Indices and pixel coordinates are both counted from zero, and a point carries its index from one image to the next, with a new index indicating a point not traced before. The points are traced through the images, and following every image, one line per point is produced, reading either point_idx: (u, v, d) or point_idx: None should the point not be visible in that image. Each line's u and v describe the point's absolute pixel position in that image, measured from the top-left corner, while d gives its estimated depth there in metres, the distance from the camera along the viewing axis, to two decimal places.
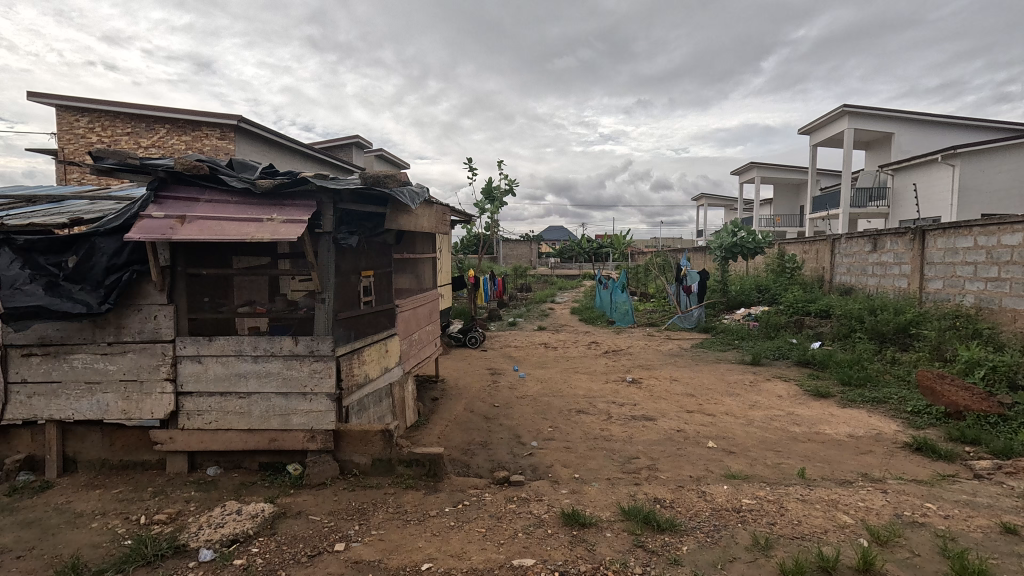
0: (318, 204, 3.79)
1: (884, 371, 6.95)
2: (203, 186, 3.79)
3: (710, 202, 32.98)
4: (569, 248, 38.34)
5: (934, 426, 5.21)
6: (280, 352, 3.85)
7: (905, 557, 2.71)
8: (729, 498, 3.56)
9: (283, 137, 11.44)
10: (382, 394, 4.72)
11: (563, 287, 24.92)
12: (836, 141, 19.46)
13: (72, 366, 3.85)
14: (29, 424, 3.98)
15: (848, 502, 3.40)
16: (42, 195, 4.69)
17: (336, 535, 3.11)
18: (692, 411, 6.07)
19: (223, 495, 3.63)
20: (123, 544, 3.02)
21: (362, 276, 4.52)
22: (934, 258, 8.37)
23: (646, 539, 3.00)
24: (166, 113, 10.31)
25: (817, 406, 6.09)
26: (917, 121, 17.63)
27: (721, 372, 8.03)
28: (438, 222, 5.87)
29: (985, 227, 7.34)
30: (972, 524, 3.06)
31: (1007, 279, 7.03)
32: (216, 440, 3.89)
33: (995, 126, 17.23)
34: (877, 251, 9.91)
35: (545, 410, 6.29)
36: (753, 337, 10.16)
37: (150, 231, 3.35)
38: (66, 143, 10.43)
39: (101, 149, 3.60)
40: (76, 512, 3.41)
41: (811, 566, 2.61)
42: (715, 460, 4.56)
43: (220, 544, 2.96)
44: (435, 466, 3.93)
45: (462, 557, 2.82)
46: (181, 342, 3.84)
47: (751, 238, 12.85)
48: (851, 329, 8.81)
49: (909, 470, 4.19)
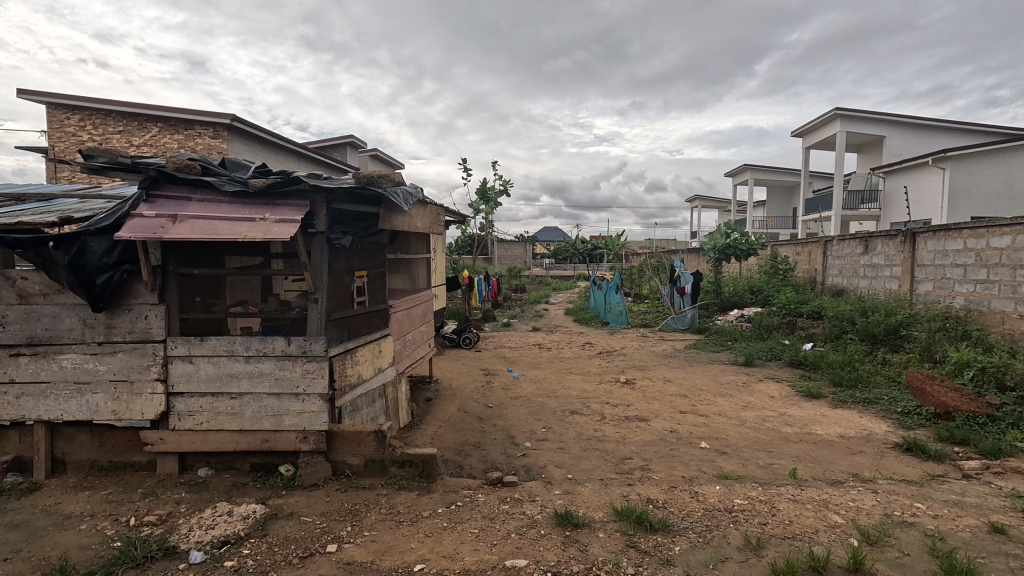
0: (311, 204, 3.76)
1: (875, 372, 7.03)
2: (194, 186, 3.76)
3: (704, 204, 33.17)
4: (564, 249, 38.48)
5: (924, 426, 5.26)
6: (272, 352, 3.83)
7: (895, 556, 2.73)
8: (721, 498, 3.58)
9: (277, 136, 11.39)
10: (375, 394, 4.71)
11: (559, 287, 24.96)
12: (829, 144, 19.62)
13: (61, 367, 3.81)
14: (17, 425, 3.94)
15: (839, 502, 3.43)
16: (31, 193, 4.63)
17: (328, 536, 3.09)
18: (685, 411, 6.12)
19: (214, 496, 3.60)
20: (113, 545, 2.99)
21: (356, 276, 4.51)
22: (925, 260, 8.45)
23: (639, 539, 3.01)
24: (158, 112, 10.23)
25: (809, 406, 6.15)
26: (908, 124, 17.82)
27: (714, 372, 8.07)
28: (432, 222, 5.87)
29: (974, 229, 7.42)
30: (960, 524, 3.09)
31: (996, 280, 7.11)
32: (207, 440, 3.86)
33: (984, 129, 17.43)
34: (869, 252, 10.01)
35: (539, 410, 6.31)
36: (746, 338, 10.23)
37: (141, 230, 3.32)
38: (56, 141, 10.33)
39: (91, 148, 3.55)
40: (64, 513, 3.37)
41: (802, 566, 2.63)
42: (708, 460, 4.60)
43: (211, 545, 2.94)
44: (429, 466, 3.93)
45: (454, 558, 2.81)
46: (172, 343, 3.80)
47: (744, 239, 12.93)
48: (842, 330, 8.90)
49: (899, 470, 4.23)
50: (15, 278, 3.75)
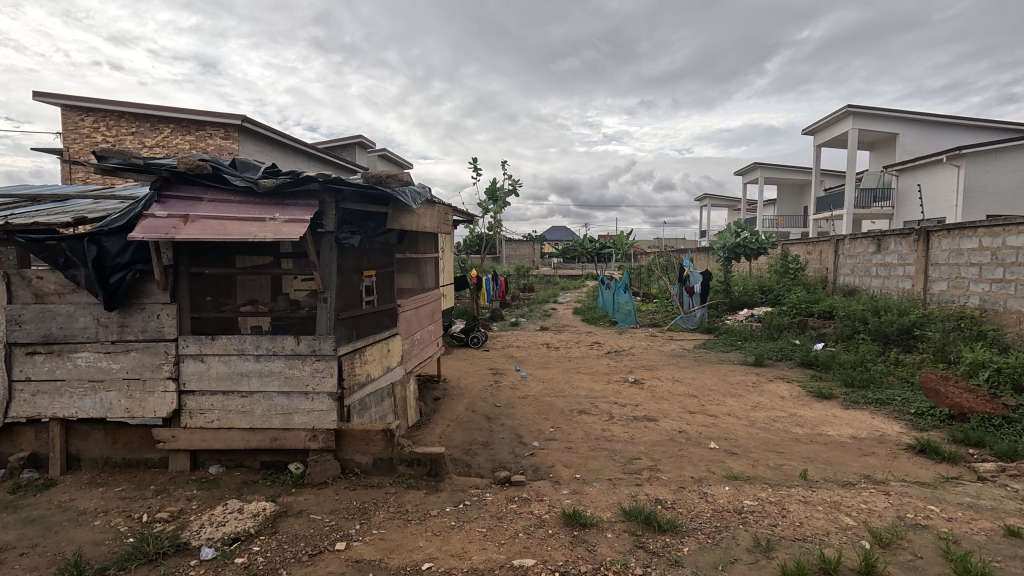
0: (319, 203, 3.78)
1: (887, 372, 6.94)
2: (206, 186, 3.80)
3: (714, 203, 32.85)
4: (572, 248, 38.45)
5: (938, 428, 5.18)
6: (282, 351, 3.86)
7: (908, 559, 2.70)
8: (731, 498, 3.56)
9: (286, 136, 11.47)
10: (383, 394, 4.72)
11: (568, 287, 24.89)
12: (841, 141, 19.37)
13: (75, 365, 3.87)
14: (33, 422, 4.01)
15: (851, 504, 3.39)
16: (45, 194, 4.70)
17: (337, 534, 3.11)
18: (694, 412, 6.07)
19: (225, 494, 3.64)
20: (126, 541, 3.03)
21: (364, 276, 4.53)
22: (939, 259, 8.32)
23: (647, 539, 3.00)
24: (170, 113, 10.36)
25: (821, 407, 6.07)
26: (922, 121, 17.53)
27: (723, 372, 8.01)
28: (440, 222, 5.86)
29: (990, 227, 7.29)
30: (975, 527, 3.04)
31: (1012, 280, 6.98)
32: (218, 438, 3.90)
33: (1001, 126, 17.11)
34: (881, 251, 9.88)
35: (546, 410, 6.30)
36: (756, 338, 10.13)
37: (153, 230, 3.35)
38: (71, 142, 10.50)
39: (104, 149, 3.60)
40: (79, 509, 3.43)
41: (812, 568, 2.60)
42: (717, 461, 4.56)
43: (222, 542, 2.98)
44: (436, 466, 3.93)
45: (462, 556, 2.82)
46: (184, 342, 3.85)
47: (754, 238, 12.76)
48: (854, 329, 8.80)
49: (912, 471, 4.18)
50: (31, 277, 3.83)
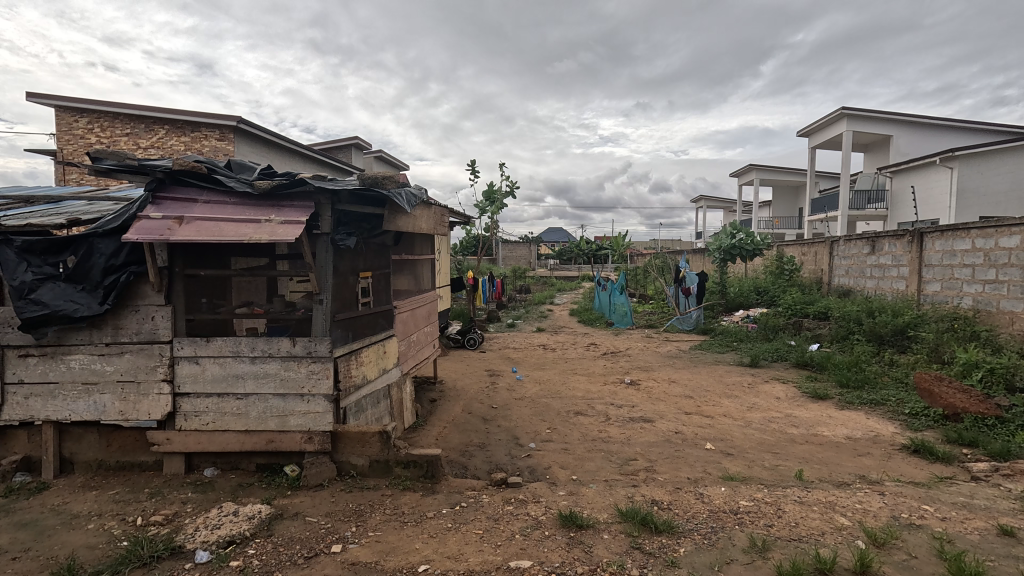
0: (315, 205, 3.79)
1: (882, 373, 6.98)
2: (201, 186, 3.79)
3: (710, 204, 32.95)
4: (569, 249, 38.56)
5: (932, 428, 5.21)
6: (277, 352, 3.85)
7: (902, 559, 2.71)
8: (726, 499, 3.57)
9: (282, 137, 11.44)
10: (379, 395, 4.71)
11: (563, 287, 25.27)
12: (835, 143, 19.52)
13: (69, 367, 3.84)
14: (26, 425, 3.98)
15: (846, 504, 3.40)
16: (40, 195, 4.70)
17: (333, 536, 3.10)
18: (690, 413, 6.08)
19: (219, 496, 3.63)
20: (119, 545, 3.01)
21: (361, 277, 4.53)
22: (932, 260, 8.37)
23: (643, 541, 3.00)
24: (166, 114, 10.32)
25: (816, 408, 6.09)
26: (916, 123, 17.68)
27: (720, 373, 8.03)
28: (437, 223, 5.86)
29: (983, 229, 7.35)
30: (969, 526, 3.06)
31: (1005, 281, 7.04)
32: (212, 441, 3.88)
33: (993, 129, 17.26)
34: (875, 253, 9.94)
35: (543, 411, 6.30)
36: (752, 339, 10.16)
37: (149, 232, 3.35)
38: (64, 142, 10.43)
39: (98, 150, 3.60)
40: (72, 513, 3.40)
41: (807, 568, 2.61)
42: (713, 461, 4.57)
43: (217, 545, 2.96)
44: (433, 467, 3.93)
45: (459, 559, 2.81)
46: (179, 343, 3.83)
47: (750, 239, 12.79)
48: (849, 331, 8.83)
49: (907, 472, 4.21)
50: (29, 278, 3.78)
